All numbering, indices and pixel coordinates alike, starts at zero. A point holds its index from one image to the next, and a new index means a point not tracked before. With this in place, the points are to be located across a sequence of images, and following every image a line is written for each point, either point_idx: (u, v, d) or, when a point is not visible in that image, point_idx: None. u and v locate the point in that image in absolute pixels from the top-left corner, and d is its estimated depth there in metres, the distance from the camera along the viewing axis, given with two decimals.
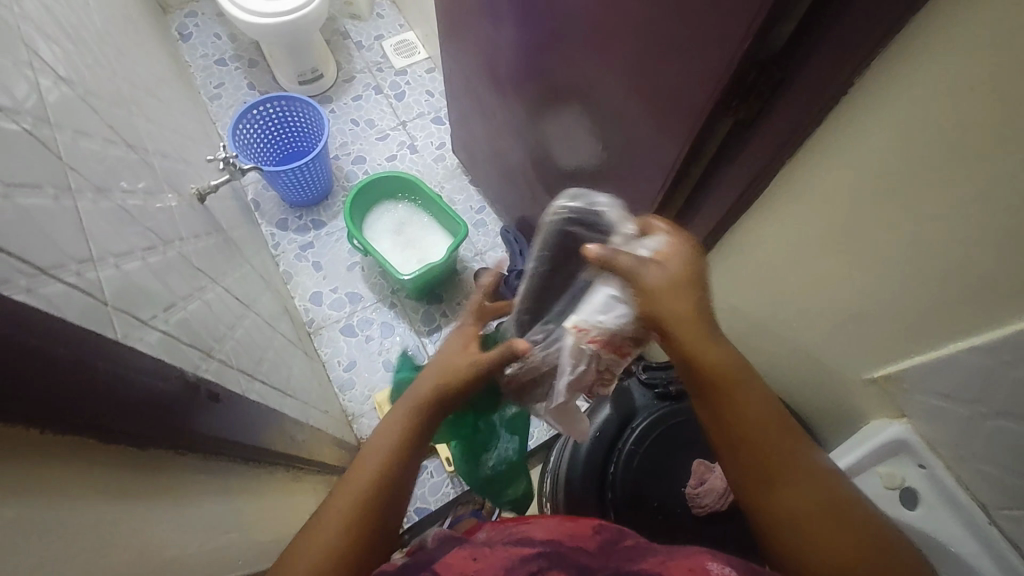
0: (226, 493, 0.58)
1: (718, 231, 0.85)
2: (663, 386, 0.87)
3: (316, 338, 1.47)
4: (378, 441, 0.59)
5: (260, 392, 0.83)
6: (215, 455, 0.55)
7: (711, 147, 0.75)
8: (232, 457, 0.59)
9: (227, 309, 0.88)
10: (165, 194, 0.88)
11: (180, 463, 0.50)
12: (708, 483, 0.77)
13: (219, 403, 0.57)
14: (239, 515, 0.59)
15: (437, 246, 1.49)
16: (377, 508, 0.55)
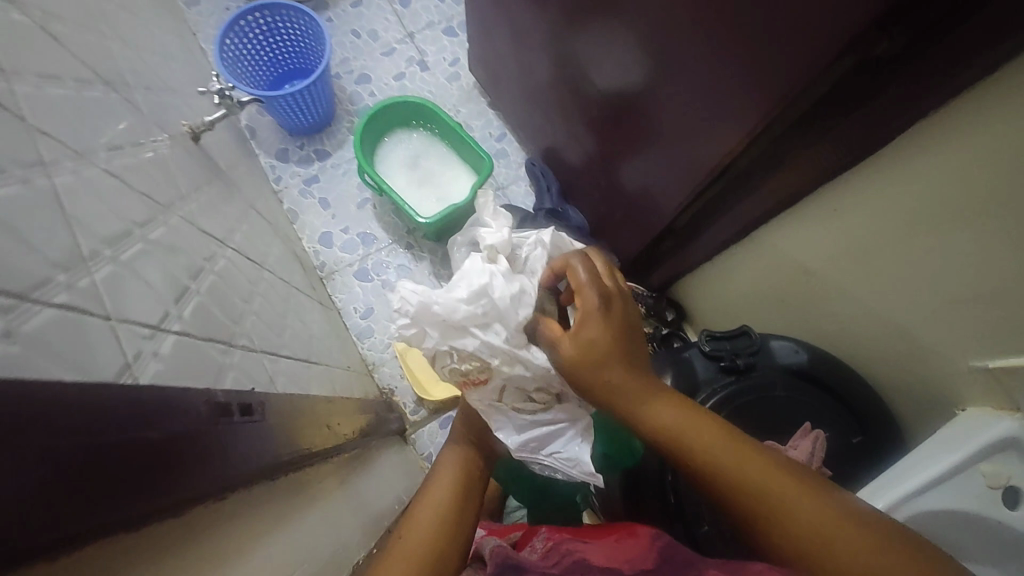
0: (272, 518, 0.51)
1: (808, 188, 0.74)
2: (729, 359, 0.79)
3: (329, 283, 1.37)
4: (439, 484, 0.62)
5: (287, 372, 0.75)
6: (264, 478, 0.49)
7: (821, 90, 0.62)
8: (276, 475, 0.52)
9: (241, 277, 0.77)
10: (156, 140, 0.74)
11: (230, 498, 0.43)
12: None
13: (255, 426, 0.48)
14: (286, 541, 0.52)
15: (456, 181, 1.35)
16: (441, 541, 0.55)
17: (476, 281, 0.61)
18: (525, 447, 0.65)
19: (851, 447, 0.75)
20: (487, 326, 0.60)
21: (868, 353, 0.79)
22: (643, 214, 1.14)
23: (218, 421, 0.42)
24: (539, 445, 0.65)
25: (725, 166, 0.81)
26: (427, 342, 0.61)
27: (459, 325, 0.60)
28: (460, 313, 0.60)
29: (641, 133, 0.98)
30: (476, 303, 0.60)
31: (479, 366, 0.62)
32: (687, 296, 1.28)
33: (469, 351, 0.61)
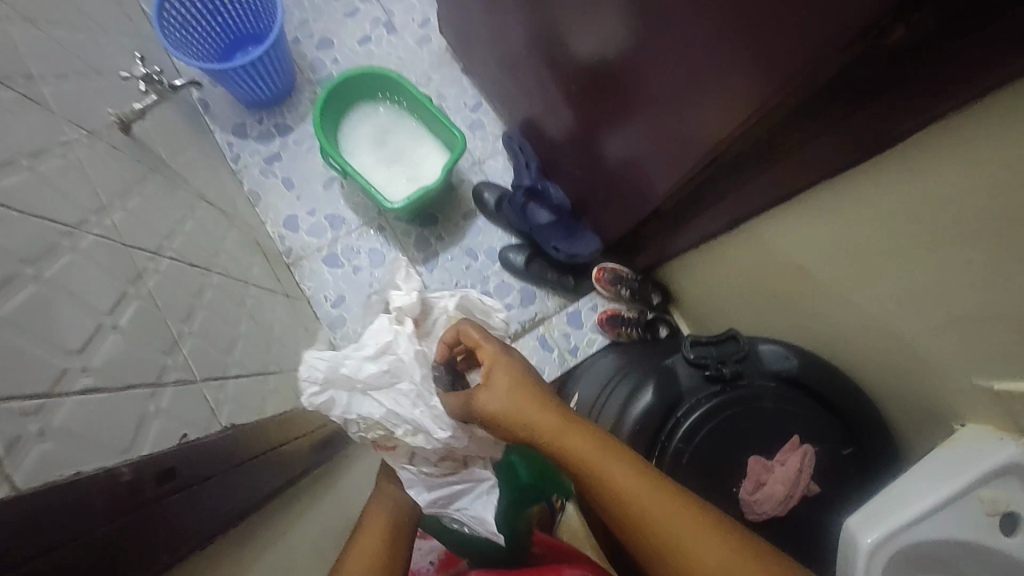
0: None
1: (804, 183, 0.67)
2: (715, 367, 0.73)
3: (296, 270, 1.30)
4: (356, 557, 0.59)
5: (234, 397, 0.69)
6: (200, 544, 0.45)
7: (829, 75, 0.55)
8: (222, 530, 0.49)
9: (181, 292, 0.70)
10: (72, 139, 0.65)
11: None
12: (769, 489, 0.68)
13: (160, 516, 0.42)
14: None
15: (428, 159, 1.25)
16: None
17: (379, 342, 0.64)
18: (435, 503, 0.65)
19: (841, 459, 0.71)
20: (390, 387, 0.62)
21: (862, 356, 0.74)
22: (627, 196, 1.06)
23: (93, 536, 0.36)
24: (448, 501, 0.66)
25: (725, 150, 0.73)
26: (334, 408, 0.62)
27: (361, 388, 0.62)
28: (365, 373, 0.62)
29: (625, 110, 0.89)
30: (380, 364, 0.63)
31: (383, 430, 0.62)
32: (673, 278, 1.22)
33: (373, 419, 0.62)
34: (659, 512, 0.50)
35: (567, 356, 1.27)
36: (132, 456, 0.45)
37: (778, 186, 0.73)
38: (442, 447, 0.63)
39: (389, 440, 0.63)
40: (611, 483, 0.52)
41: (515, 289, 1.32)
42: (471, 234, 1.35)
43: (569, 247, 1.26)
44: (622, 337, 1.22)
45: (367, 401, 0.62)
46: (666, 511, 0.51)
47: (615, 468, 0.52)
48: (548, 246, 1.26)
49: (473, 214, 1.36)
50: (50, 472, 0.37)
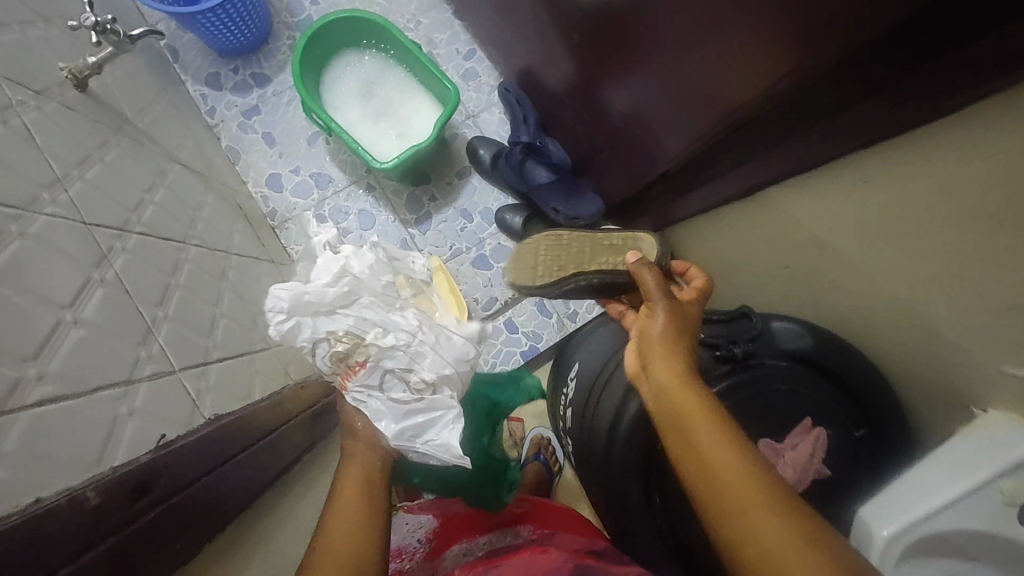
0: None
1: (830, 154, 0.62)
2: (726, 347, 0.70)
3: (282, 233, 1.23)
4: (343, 500, 0.50)
5: (218, 383, 0.65)
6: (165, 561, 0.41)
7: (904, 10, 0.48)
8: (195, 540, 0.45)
9: (155, 271, 0.65)
10: (22, 98, 0.58)
11: None
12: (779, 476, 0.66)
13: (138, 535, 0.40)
14: None
15: (419, 113, 1.17)
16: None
17: (333, 265, 0.59)
18: (402, 436, 0.56)
19: (853, 441, 0.69)
20: (352, 305, 0.58)
21: (879, 334, 0.70)
22: (632, 154, 1.00)
23: (60, 575, 0.34)
24: (417, 434, 0.56)
25: (752, 107, 0.67)
26: (303, 335, 0.57)
27: (328, 308, 0.57)
28: (330, 297, 0.57)
29: (640, 61, 0.81)
30: (340, 286, 0.58)
31: (352, 344, 0.57)
32: (676, 241, 1.17)
33: (339, 334, 0.57)
34: (726, 472, 0.49)
35: (566, 323, 1.23)
36: (99, 470, 0.42)
37: (809, 148, 0.67)
38: (411, 352, 0.57)
39: (359, 357, 0.56)
40: (695, 431, 0.52)
41: (512, 252, 1.27)
42: (465, 194, 1.28)
43: (569, 208, 1.20)
44: None
45: (336, 318, 0.57)
46: (733, 472, 0.49)
47: (703, 424, 0.52)
48: (547, 207, 1.20)
49: (467, 172, 1.29)
50: (6, 502, 0.34)
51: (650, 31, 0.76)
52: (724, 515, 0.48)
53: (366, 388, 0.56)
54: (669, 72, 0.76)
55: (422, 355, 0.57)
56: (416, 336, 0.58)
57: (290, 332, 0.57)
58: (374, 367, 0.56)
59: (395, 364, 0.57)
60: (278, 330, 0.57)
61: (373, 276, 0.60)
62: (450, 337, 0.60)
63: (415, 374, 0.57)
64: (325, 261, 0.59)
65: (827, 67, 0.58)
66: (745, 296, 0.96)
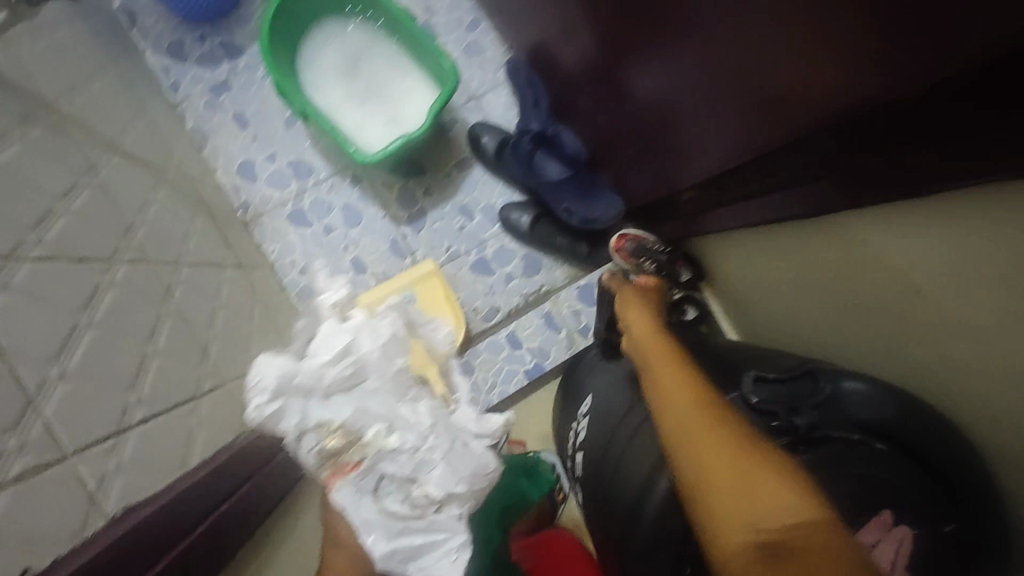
0: None
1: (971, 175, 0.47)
2: (782, 417, 0.56)
3: (255, 230, 1.08)
4: None
5: (136, 456, 0.51)
6: None
7: None
8: None
9: (53, 310, 0.50)
10: None
11: None
12: None
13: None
14: None
15: (413, 94, 1.00)
16: None
17: (338, 340, 0.58)
18: (391, 559, 0.50)
19: (942, 539, 0.54)
20: (354, 388, 0.57)
21: (985, 399, 0.56)
22: (666, 152, 0.83)
23: None
24: (410, 557, 0.50)
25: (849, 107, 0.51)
26: (286, 422, 0.55)
27: (321, 393, 0.55)
28: (327, 379, 0.56)
29: (692, 41, 0.65)
30: (343, 364, 0.57)
31: (347, 440, 0.53)
32: (707, 251, 1.01)
33: (332, 428, 0.54)
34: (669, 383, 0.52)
35: (576, 339, 1.08)
36: None
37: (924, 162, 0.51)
38: (417, 459, 0.53)
39: (354, 456, 0.53)
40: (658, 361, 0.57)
41: (517, 257, 1.11)
42: (465, 187, 1.12)
43: (584, 210, 1.04)
44: None
45: (332, 407, 0.55)
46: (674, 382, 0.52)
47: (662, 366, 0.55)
48: (559, 208, 1.04)
49: (468, 163, 1.13)
50: None
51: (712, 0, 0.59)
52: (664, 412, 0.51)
53: (359, 491, 0.51)
54: (734, 54, 0.60)
55: (431, 464, 0.53)
56: (423, 442, 0.53)
57: (270, 416, 0.55)
58: (371, 470, 0.52)
59: (397, 471, 0.52)
60: (256, 413, 0.55)
61: (380, 356, 0.59)
62: (467, 444, 0.56)
63: (416, 486, 0.52)
64: (333, 335, 0.59)
65: (965, 64, 0.42)
66: (800, 325, 0.82)
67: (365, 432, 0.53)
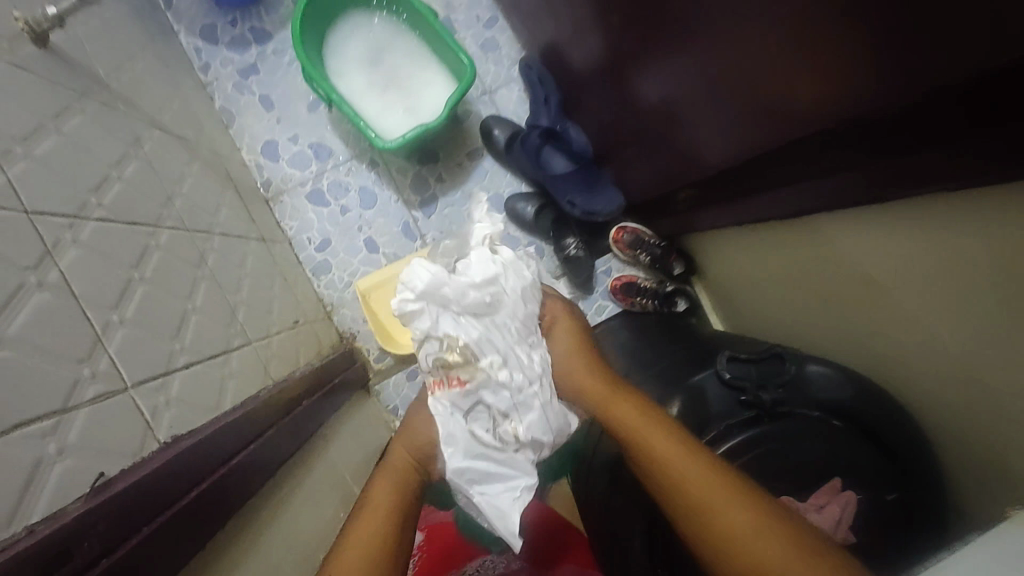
0: None
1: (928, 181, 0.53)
2: (750, 393, 0.65)
3: (276, 207, 1.15)
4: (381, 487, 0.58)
5: (182, 395, 0.58)
6: None
7: None
8: None
9: (112, 265, 0.57)
10: None
11: None
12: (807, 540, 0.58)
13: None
14: None
15: (430, 86, 1.07)
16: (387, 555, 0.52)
17: (488, 268, 0.67)
18: (461, 476, 0.60)
19: (885, 505, 0.61)
20: (484, 315, 0.65)
21: (930, 388, 0.62)
22: (664, 150, 0.90)
23: None
24: (475, 481, 0.61)
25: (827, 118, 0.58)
26: (421, 321, 0.64)
27: (460, 308, 0.64)
28: (468, 298, 0.65)
29: (693, 51, 0.72)
30: (485, 288, 0.66)
31: (462, 360, 0.63)
32: (698, 247, 1.08)
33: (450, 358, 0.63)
34: (661, 445, 0.54)
35: None
36: (9, 533, 0.35)
37: (890, 170, 0.58)
38: (516, 400, 0.63)
39: (463, 374, 0.62)
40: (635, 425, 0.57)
41: (520, 244, 1.18)
42: (475, 177, 1.19)
43: (586, 203, 1.11)
44: (635, 307, 1.11)
45: (461, 325, 0.64)
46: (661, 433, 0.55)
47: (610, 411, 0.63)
48: (563, 200, 1.11)
49: (479, 153, 1.19)
50: None
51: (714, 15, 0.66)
52: (664, 468, 0.53)
53: (454, 405, 0.62)
54: (730, 65, 0.67)
55: (527, 410, 0.63)
56: (531, 384, 0.64)
57: (409, 313, 0.65)
58: (470, 394, 0.62)
59: (495, 403, 0.62)
60: (401, 305, 0.64)
61: (519, 308, 0.68)
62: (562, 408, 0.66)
63: (507, 421, 0.62)
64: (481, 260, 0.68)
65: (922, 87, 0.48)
66: (777, 318, 0.90)
67: (478, 360, 0.62)
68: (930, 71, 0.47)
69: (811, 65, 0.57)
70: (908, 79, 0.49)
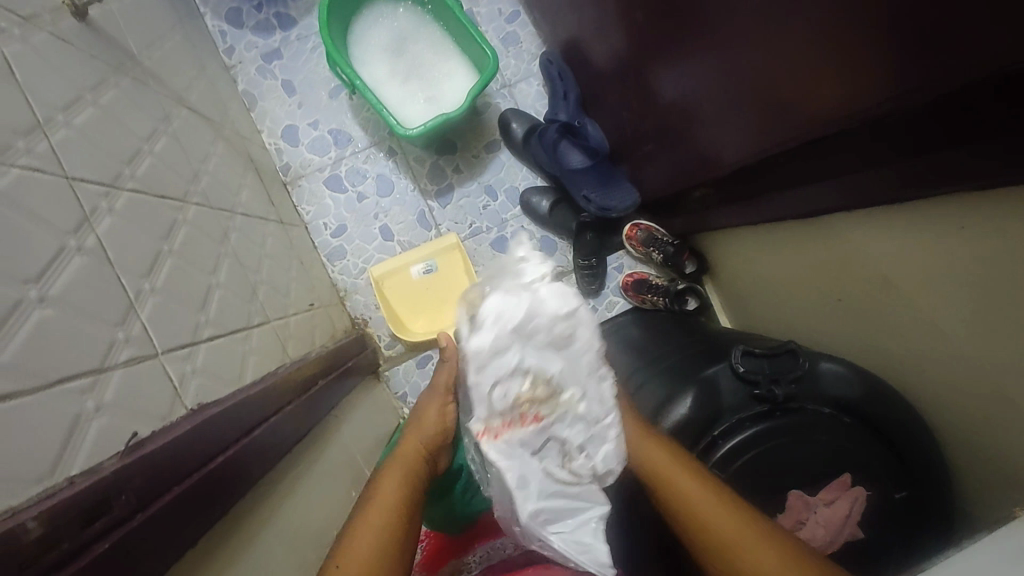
0: None
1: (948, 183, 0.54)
2: (764, 386, 0.65)
3: (294, 191, 1.17)
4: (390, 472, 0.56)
5: (207, 365, 0.59)
6: None
7: None
8: (163, 562, 0.39)
9: (144, 235, 0.58)
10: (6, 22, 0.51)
11: None
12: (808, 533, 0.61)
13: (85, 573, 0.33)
14: None
15: (452, 77, 1.08)
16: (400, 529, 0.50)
17: (561, 308, 0.47)
18: (535, 518, 0.46)
19: (892, 504, 0.62)
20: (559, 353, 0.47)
21: (940, 390, 0.63)
22: (683, 148, 0.90)
23: None
24: (549, 520, 0.47)
25: (849, 119, 0.59)
26: (501, 355, 0.46)
27: (540, 344, 0.46)
28: (544, 337, 0.46)
29: (716, 50, 0.72)
30: (561, 328, 0.47)
31: (540, 391, 0.46)
32: (711, 247, 1.09)
33: (522, 387, 0.46)
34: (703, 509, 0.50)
35: None
36: (51, 483, 0.36)
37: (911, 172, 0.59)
38: (591, 434, 0.48)
39: (540, 411, 0.46)
40: (670, 479, 0.52)
41: (534, 238, 1.19)
42: (492, 169, 1.20)
43: (602, 198, 1.12)
44: (646, 304, 1.12)
45: (545, 358, 0.47)
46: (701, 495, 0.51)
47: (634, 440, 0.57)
48: (579, 195, 1.12)
49: (496, 146, 1.20)
50: None
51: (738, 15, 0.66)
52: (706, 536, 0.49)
53: (524, 445, 0.46)
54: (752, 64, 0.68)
55: (605, 441, 0.49)
56: (608, 418, 0.49)
57: (480, 347, 0.47)
58: (544, 431, 0.46)
59: (571, 437, 0.47)
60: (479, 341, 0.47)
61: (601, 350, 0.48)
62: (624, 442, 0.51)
63: (581, 456, 0.48)
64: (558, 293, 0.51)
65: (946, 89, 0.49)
66: (788, 318, 0.90)
67: (562, 393, 0.46)
68: (950, 76, 0.48)
69: (832, 66, 0.58)
70: (926, 84, 0.50)
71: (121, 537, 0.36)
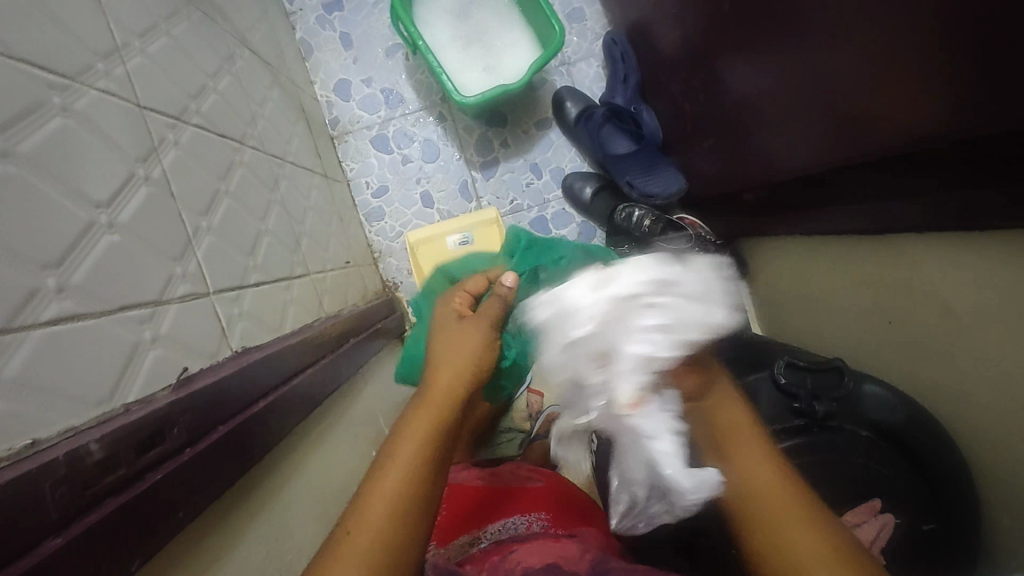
0: (203, 558, 0.38)
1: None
2: (805, 401, 0.64)
3: (340, 146, 1.16)
4: (413, 433, 0.45)
5: (253, 310, 0.59)
6: (178, 528, 0.35)
7: None
8: (208, 497, 0.39)
9: (204, 173, 0.58)
10: None
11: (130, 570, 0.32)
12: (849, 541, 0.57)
13: (138, 499, 0.33)
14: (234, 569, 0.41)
15: (514, 48, 1.06)
16: (410, 525, 0.39)
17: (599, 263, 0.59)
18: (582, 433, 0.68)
19: (917, 533, 0.61)
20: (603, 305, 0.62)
21: (986, 426, 0.61)
22: (742, 146, 0.88)
23: (53, 540, 0.28)
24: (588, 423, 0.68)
25: (935, 138, 0.56)
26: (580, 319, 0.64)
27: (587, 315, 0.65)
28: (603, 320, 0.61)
29: (795, 51, 0.70)
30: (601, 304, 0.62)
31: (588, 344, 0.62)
32: (753, 253, 1.07)
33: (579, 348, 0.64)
34: (783, 529, 0.41)
35: None
36: (109, 407, 0.36)
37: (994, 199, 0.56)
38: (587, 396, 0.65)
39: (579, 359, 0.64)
40: (731, 435, 0.46)
41: (574, 222, 1.18)
42: (541, 147, 1.18)
43: (645, 184, 1.09)
44: None
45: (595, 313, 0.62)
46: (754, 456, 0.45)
47: (723, 411, 0.48)
48: (622, 179, 1.11)
49: (548, 124, 1.19)
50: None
51: (823, 16, 0.63)
52: (743, 501, 0.43)
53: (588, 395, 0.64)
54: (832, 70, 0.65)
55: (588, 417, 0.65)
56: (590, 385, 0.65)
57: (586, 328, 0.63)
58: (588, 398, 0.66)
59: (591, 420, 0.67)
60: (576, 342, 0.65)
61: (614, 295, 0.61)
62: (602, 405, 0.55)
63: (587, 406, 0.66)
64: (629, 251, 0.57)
65: None
66: (826, 332, 0.89)
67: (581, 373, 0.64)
68: None
69: (916, 80, 0.55)
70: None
71: (172, 469, 0.36)
